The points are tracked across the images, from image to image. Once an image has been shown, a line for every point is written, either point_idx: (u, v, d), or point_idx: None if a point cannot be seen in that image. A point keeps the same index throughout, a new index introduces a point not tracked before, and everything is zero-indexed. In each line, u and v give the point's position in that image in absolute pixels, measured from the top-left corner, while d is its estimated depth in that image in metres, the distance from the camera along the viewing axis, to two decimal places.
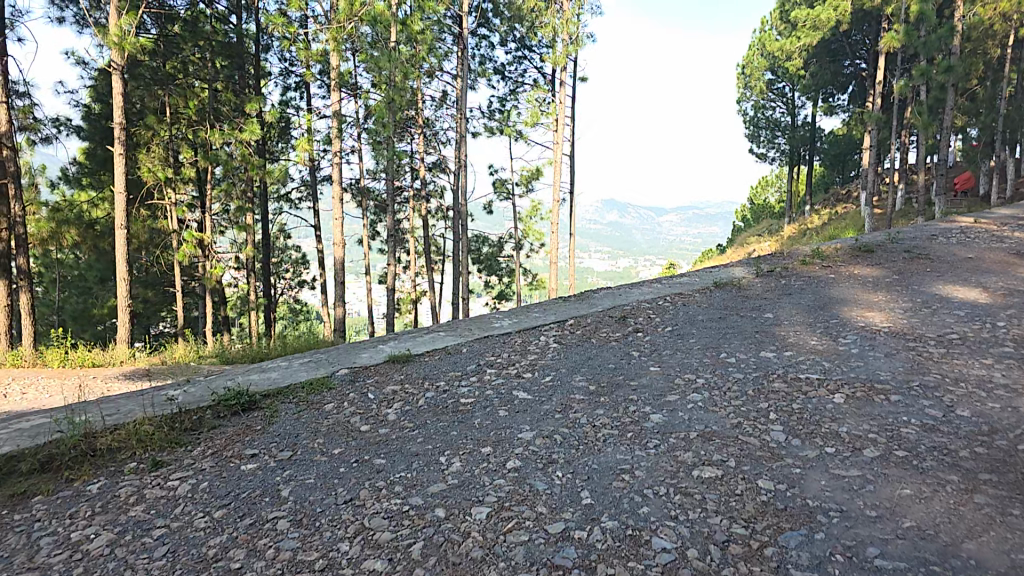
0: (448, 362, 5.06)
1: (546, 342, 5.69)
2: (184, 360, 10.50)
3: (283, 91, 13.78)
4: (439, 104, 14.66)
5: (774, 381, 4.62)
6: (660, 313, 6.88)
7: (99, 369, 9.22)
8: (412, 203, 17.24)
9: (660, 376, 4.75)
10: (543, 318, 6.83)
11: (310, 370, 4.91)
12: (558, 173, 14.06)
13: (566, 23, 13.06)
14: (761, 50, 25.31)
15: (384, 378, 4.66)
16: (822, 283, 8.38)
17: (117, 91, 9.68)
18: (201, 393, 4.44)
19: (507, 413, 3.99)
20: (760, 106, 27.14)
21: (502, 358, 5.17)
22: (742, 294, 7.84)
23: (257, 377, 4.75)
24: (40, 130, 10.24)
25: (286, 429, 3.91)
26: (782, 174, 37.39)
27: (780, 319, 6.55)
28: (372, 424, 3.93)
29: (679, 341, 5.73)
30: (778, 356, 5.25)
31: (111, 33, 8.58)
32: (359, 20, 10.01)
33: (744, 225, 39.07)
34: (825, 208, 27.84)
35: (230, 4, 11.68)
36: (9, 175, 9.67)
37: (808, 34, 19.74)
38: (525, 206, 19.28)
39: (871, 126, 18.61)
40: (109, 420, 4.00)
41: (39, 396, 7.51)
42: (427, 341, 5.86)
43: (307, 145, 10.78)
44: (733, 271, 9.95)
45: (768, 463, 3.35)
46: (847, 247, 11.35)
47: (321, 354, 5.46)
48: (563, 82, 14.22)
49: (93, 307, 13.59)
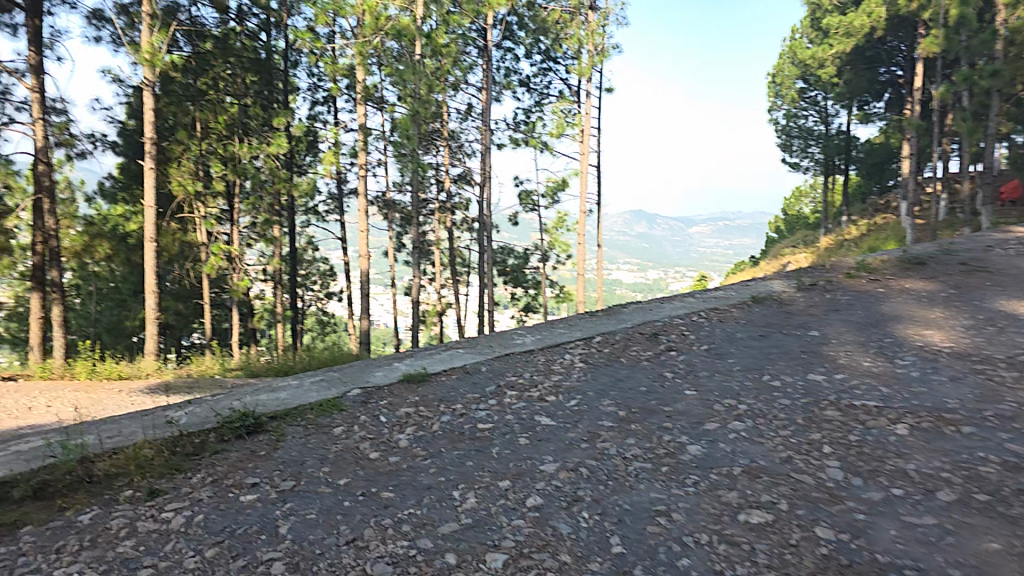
0: (467, 383, 4.73)
1: (572, 361, 5.32)
2: (209, 372, 10.36)
3: (310, 106, 13.76)
4: (465, 116, 14.52)
5: (827, 410, 4.26)
6: (695, 330, 6.45)
7: (126, 382, 9.08)
8: (438, 215, 17.09)
9: (698, 401, 4.35)
10: (569, 335, 6.46)
11: (321, 391, 4.58)
12: (585, 185, 13.73)
13: (592, 34, 12.81)
14: (793, 57, 24.68)
15: (398, 401, 4.32)
16: (870, 298, 7.86)
17: (148, 107, 9.60)
18: (206, 414, 4.00)
19: (529, 442, 3.63)
20: (793, 115, 26.42)
21: (523, 380, 4.81)
22: (784, 310, 7.36)
23: (265, 399, 4.38)
24: (76, 146, 10.17)
25: (291, 455, 3.45)
26: (817, 184, 36.44)
27: (829, 337, 6.11)
28: (383, 451, 3.54)
29: (718, 362, 5.30)
30: (828, 381, 4.82)
31: (143, 51, 8.54)
32: (385, 34, 9.95)
33: (778, 236, 38.12)
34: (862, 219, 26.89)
35: (259, 22, 11.70)
36: (45, 190, 9.38)
37: (842, 40, 19.00)
38: (550, 217, 18.98)
39: (911, 134, 17.86)
40: (107, 442, 3.49)
41: (61, 407, 7.35)
42: (444, 359, 5.54)
43: (334, 159, 10.65)
44: (772, 284, 9.47)
45: (828, 506, 2.96)
46: (895, 259, 10.75)
47: (333, 374, 5.14)
48: (589, 93, 13.92)
49: (126, 319, 13.60)
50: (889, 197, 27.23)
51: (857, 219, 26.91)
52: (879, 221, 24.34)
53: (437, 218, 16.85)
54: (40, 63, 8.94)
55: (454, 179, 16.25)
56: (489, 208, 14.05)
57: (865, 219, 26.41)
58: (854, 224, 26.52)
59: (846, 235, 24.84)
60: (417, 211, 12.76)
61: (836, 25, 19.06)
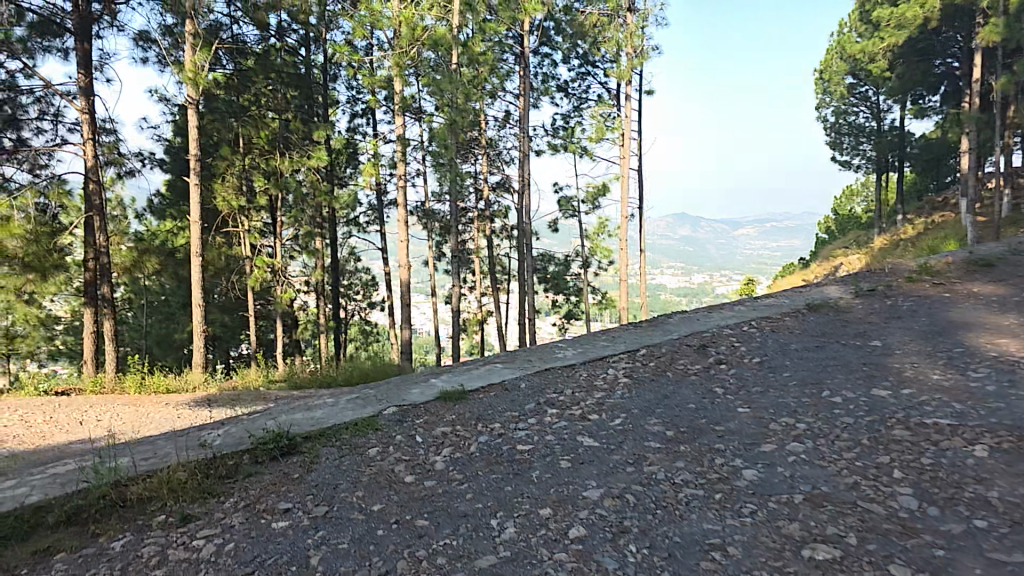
0: (506, 401, 4.56)
1: (614, 377, 5.10)
2: (254, 384, 10.46)
3: (350, 118, 13.89)
4: (502, 124, 14.44)
5: (894, 429, 3.94)
6: (746, 341, 6.14)
7: (173, 396, 9.22)
8: (477, 224, 17.04)
9: (751, 419, 4.09)
10: (612, 348, 6.23)
11: (357, 409, 4.48)
12: (626, 190, 13.45)
13: (630, 37, 12.55)
14: (840, 52, 23.84)
15: (435, 420, 4.19)
16: (935, 304, 7.39)
17: (191, 124, 9.79)
18: (240, 435, 3.94)
19: (570, 465, 3.43)
20: (842, 112, 25.50)
21: (565, 397, 4.61)
22: (841, 318, 6.97)
23: (300, 419, 4.31)
24: (125, 164, 10.45)
25: (324, 478, 3.33)
26: (870, 183, 35.12)
27: (891, 347, 5.73)
28: (418, 475, 3.37)
29: (771, 376, 5.00)
30: (894, 397, 4.48)
31: (186, 69, 8.72)
32: (422, 44, 9.95)
33: (828, 237, 36.85)
34: (919, 217, 25.70)
35: (299, 38, 11.88)
36: (95, 209, 9.67)
37: (893, 32, 18.03)
38: (592, 223, 18.71)
39: (970, 128, 16.96)
40: (141, 465, 3.44)
41: (108, 420, 7.46)
42: (482, 375, 5.39)
43: (373, 170, 10.67)
44: (828, 290, 9.04)
45: (903, 540, 2.67)
46: (959, 261, 10.15)
47: (369, 392, 5.06)
48: (628, 96, 13.65)
49: (175, 332, 13.89)
50: (947, 195, 25.96)
51: (913, 219, 25.74)
52: (937, 220, 23.18)
53: (476, 226, 16.80)
54: (89, 84, 9.23)
55: (493, 187, 16.19)
56: (528, 215, 13.92)
57: (921, 217, 25.24)
58: (910, 222, 25.37)
59: (902, 234, 23.77)
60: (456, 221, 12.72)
61: (886, 17, 18.24)
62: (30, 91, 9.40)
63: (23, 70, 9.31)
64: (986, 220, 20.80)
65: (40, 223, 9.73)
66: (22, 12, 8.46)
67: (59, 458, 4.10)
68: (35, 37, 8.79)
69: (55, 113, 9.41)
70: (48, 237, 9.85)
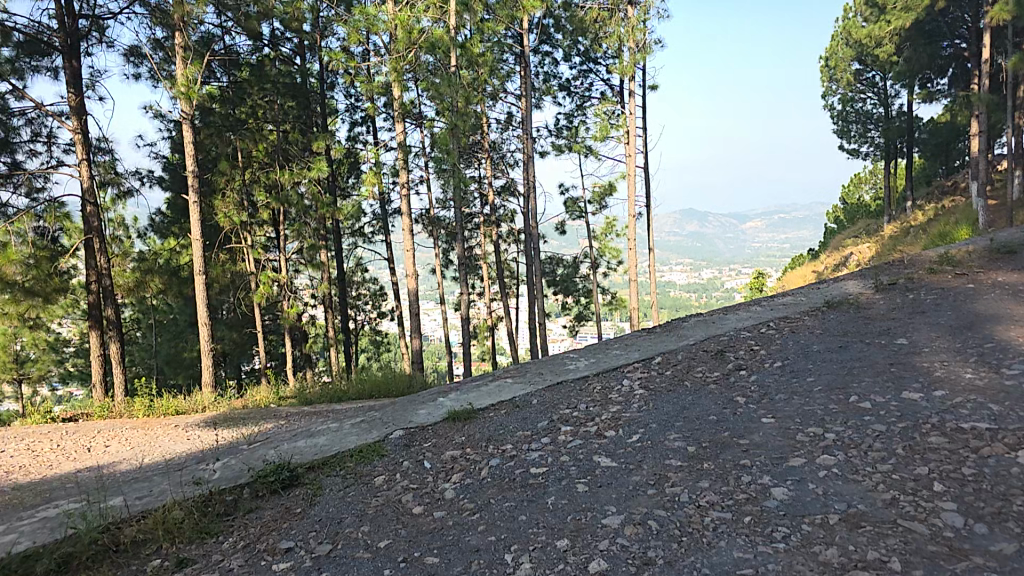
0: (517, 419, 4.37)
1: (630, 388, 4.89)
2: (264, 401, 10.30)
3: (350, 127, 13.77)
4: (505, 126, 14.27)
5: (930, 436, 3.71)
6: (765, 344, 5.91)
7: (181, 417, 9.09)
8: (483, 228, 16.84)
9: (776, 430, 3.88)
10: (626, 357, 6.03)
11: (361, 434, 4.32)
12: (632, 188, 13.23)
13: (632, 31, 12.33)
14: (846, 38, 23.45)
15: (444, 443, 4.00)
16: (958, 296, 7.13)
17: (188, 141, 9.67)
18: (239, 468, 3.79)
19: (588, 489, 3.22)
20: (849, 99, 25.14)
21: (578, 412, 4.42)
22: (863, 315, 6.72)
23: (303, 447, 4.15)
24: (124, 183, 10.37)
25: (328, 512, 3.14)
26: (877, 170, 34.70)
27: (918, 345, 5.50)
28: (427, 505, 3.17)
29: (794, 382, 4.78)
30: (927, 400, 4.25)
31: (179, 83, 8.59)
32: (419, 47, 9.78)
33: (837, 226, 36.41)
34: (929, 203, 25.24)
35: (296, 47, 11.76)
36: (93, 230, 9.73)
37: (899, 15, 18.45)
38: (599, 223, 18.52)
39: (978, 110, 16.53)
40: (135, 505, 3.29)
41: (112, 446, 7.31)
42: (491, 392, 5.21)
43: (375, 178, 10.53)
44: (846, 285, 8.79)
45: (953, 564, 2.45)
46: (980, 249, 9.85)
47: (375, 414, 4.90)
48: (631, 92, 13.42)
49: (183, 350, 13.77)
50: (957, 179, 25.51)
51: (924, 205, 25.28)
52: (948, 205, 22.73)
53: (483, 230, 16.63)
54: (81, 104, 9.15)
55: (498, 191, 16.02)
56: (534, 218, 13.73)
57: (932, 203, 24.78)
58: (921, 209, 24.95)
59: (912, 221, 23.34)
60: (462, 226, 12.44)
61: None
62: (21, 112, 9.35)
63: (13, 92, 9.26)
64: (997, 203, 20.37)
65: (39, 247, 9.61)
66: (9, 32, 8.40)
67: (52, 499, 3.96)
68: (22, 57, 8.75)
69: (49, 135, 9.35)
70: (50, 261, 9.70)
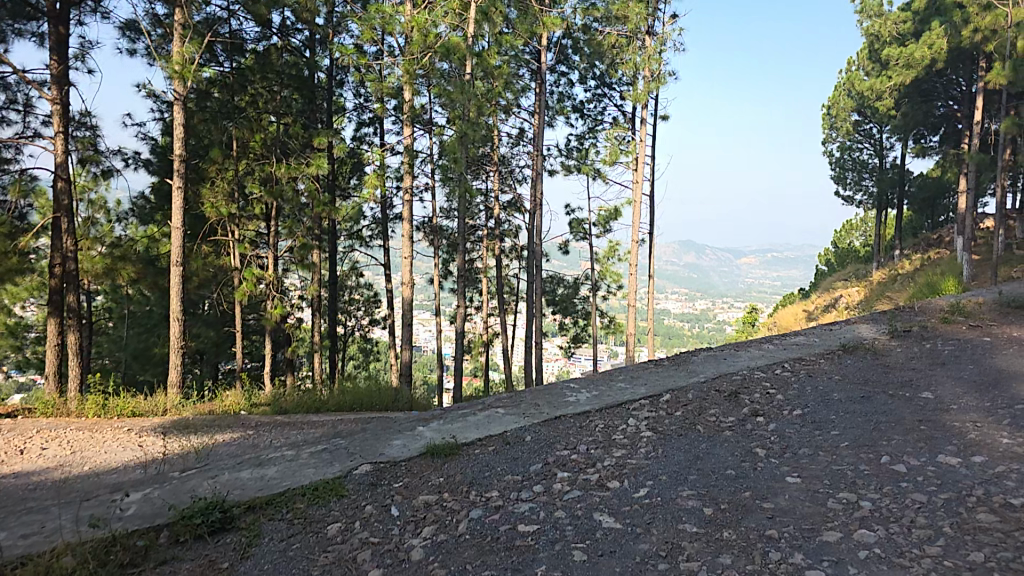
0: (506, 459, 3.84)
1: (636, 430, 4.38)
2: (234, 408, 9.58)
3: (357, 128, 13.26)
4: (516, 141, 13.82)
5: (979, 512, 3.20)
6: (782, 388, 5.44)
7: (139, 421, 8.42)
8: (485, 242, 16.36)
9: (803, 493, 3.39)
10: (632, 391, 5.51)
11: (319, 467, 3.78)
12: (637, 214, 12.81)
13: (648, 60, 12.02)
14: (847, 88, 23.41)
15: (416, 485, 3.46)
16: (977, 349, 6.70)
17: (178, 122, 9.01)
18: (161, 504, 3.26)
19: (585, 558, 2.67)
20: (847, 147, 25.07)
21: (579, 455, 3.89)
22: (880, 363, 6.26)
23: (247, 479, 3.60)
24: (101, 163, 9.64)
25: (262, 570, 2.58)
26: (869, 218, 34.79)
27: (946, 400, 5.03)
28: (388, 568, 2.61)
29: (819, 435, 4.29)
30: (967, 468, 3.74)
31: (174, 62, 8.04)
32: (436, 53, 9.34)
33: (827, 268, 36.31)
34: (916, 253, 25.11)
35: (305, 40, 11.23)
36: (62, 209, 9.06)
37: (900, 72, 17.50)
38: (602, 246, 18.10)
39: (971, 167, 16.16)
40: (20, 550, 2.75)
41: (52, 449, 6.65)
42: (479, 423, 4.66)
43: (377, 181, 9.96)
44: (859, 329, 8.37)
45: None
46: (991, 301, 9.48)
47: (340, 442, 4.35)
48: (643, 119, 13.09)
49: (155, 345, 13.04)
50: (943, 232, 25.43)
51: (910, 254, 25.13)
52: (933, 256, 22.52)
53: (484, 245, 16.16)
54: (64, 73, 8.56)
55: (504, 206, 15.57)
56: (538, 235, 13.24)
57: (918, 253, 24.62)
58: (909, 257, 24.77)
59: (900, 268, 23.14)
60: (464, 238, 11.76)
61: (894, 56, 17.60)
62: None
63: None
64: (980, 258, 20.14)
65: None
66: None
67: None
68: (6, 19, 8.14)
69: (27, 104, 8.80)
70: (8, 238, 9.00)
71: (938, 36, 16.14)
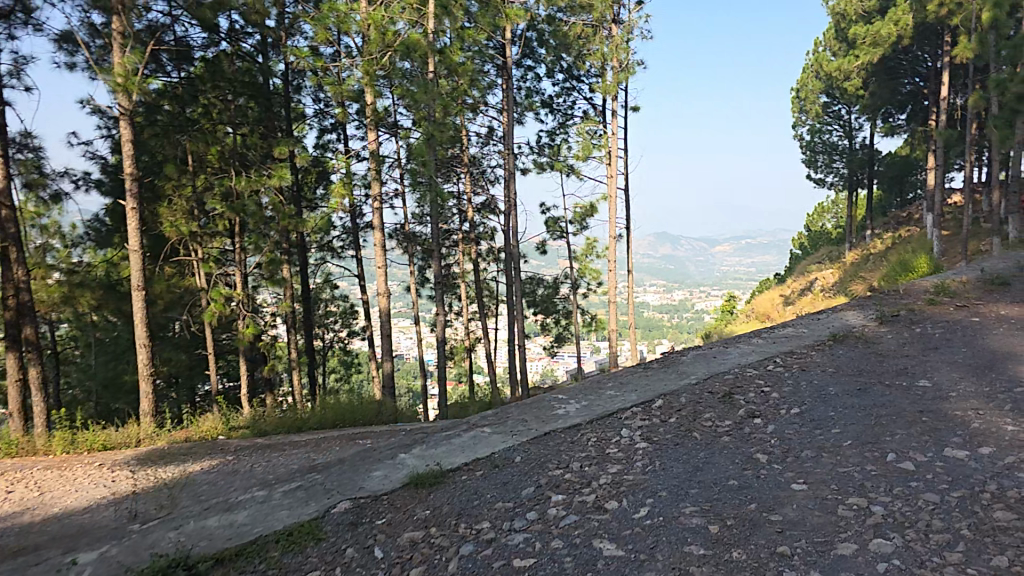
0: (495, 485, 3.62)
1: (631, 442, 4.18)
2: (210, 434, 9.21)
3: (320, 135, 12.90)
4: (485, 141, 13.57)
5: (997, 508, 3.01)
6: (776, 385, 5.28)
7: (110, 454, 8.06)
8: (461, 246, 16.10)
9: (811, 501, 3.21)
10: (622, 399, 5.31)
11: (293, 508, 3.55)
12: (614, 210, 12.66)
13: (616, 50, 11.97)
14: (813, 70, 23.55)
15: (401, 521, 3.23)
16: (967, 331, 6.60)
17: (126, 139, 8.61)
18: (118, 566, 3.01)
19: None
20: (816, 130, 25.23)
21: (574, 475, 3.68)
22: (873, 352, 6.13)
23: (215, 530, 3.36)
24: (48, 185, 9.23)
25: None
26: (840, 200, 35.11)
27: (944, 387, 4.90)
28: None
29: (820, 435, 4.12)
30: (976, 461, 3.57)
31: (116, 74, 7.72)
32: (394, 50, 9.05)
33: (802, 252, 36.58)
34: (886, 232, 25.34)
35: (257, 44, 10.83)
36: (9, 238, 8.62)
37: (867, 51, 17.61)
38: (580, 244, 17.98)
39: (937, 143, 16.24)
40: None
41: (15, 493, 6.31)
42: (464, 446, 4.44)
43: (344, 190, 9.67)
44: (847, 317, 8.28)
45: None
46: (975, 279, 9.45)
47: (317, 477, 4.11)
48: (614, 112, 12.95)
49: (125, 372, 12.57)
50: (912, 209, 25.77)
51: (881, 233, 25.36)
52: (903, 234, 22.78)
53: (461, 249, 15.90)
54: None
55: (478, 208, 15.32)
56: (515, 236, 13.02)
57: (889, 231, 24.86)
58: (880, 236, 25.02)
59: (873, 248, 23.35)
60: (440, 243, 11.45)
61: (861, 34, 17.68)
62: None
63: None
64: (950, 233, 20.34)
65: None
66: None
67: None
68: None
69: None
70: None
71: (904, 12, 16.23)
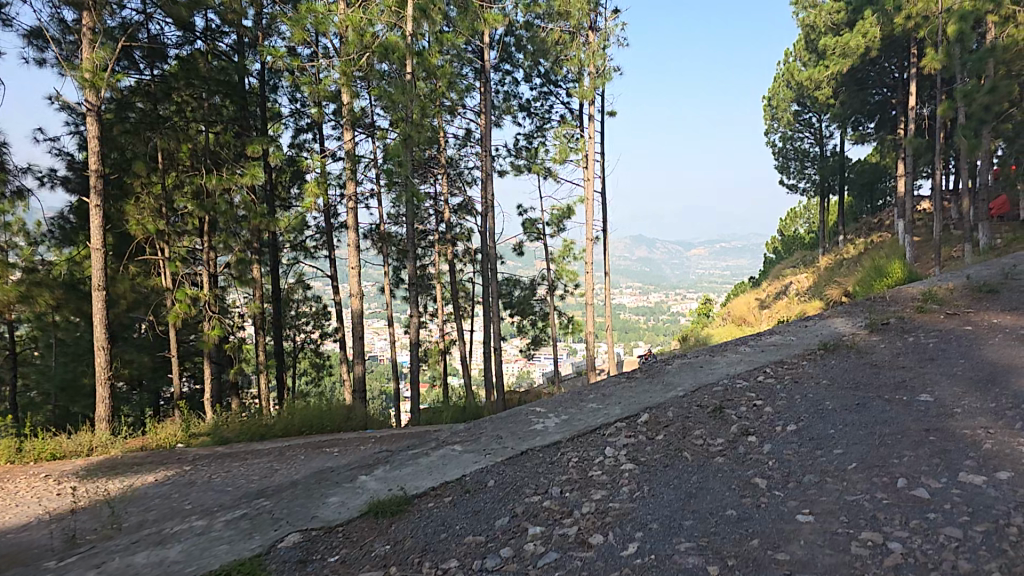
0: (466, 514, 3.21)
1: (617, 464, 3.80)
2: (169, 441, 8.61)
3: (294, 134, 12.41)
4: (462, 142, 13.17)
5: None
6: (769, 398, 4.96)
7: (58, 465, 7.48)
8: (437, 247, 15.56)
9: (819, 537, 2.84)
10: (605, 413, 4.94)
11: (237, 541, 3.10)
12: (591, 212, 12.35)
13: (593, 56, 11.69)
14: (785, 79, 23.50)
15: (357, 558, 2.80)
16: (962, 341, 6.33)
17: (92, 135, 7.99)
18: None
19: None
20: (788, 136, 25.25)
21: (555, 504, 3.28)
22: (868, 363, 5.83)
23: (143, 568, 2.91)
24: (10, 182, 8.61)
25: None
26: (813, 206, 35.29)
27: (948, 403, 4.60)
28: None
29: (821, 456, 3.78)
30: (995, 488, 3.23)
31: (83, 69, 7.17)
32: (372, 52, 8.66)
33: (775, 256, 36.72)
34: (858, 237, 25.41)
35: (233, 44, 10.31)
36: None
37: (837, 61, 17.41)
38: (556, 247, 17.70)
39: (909, 152, 16.17)
40: None
41: None
42: (433, 467, 4.02)
43: (318, 189, 9.19)
44: (834, 325, 8.00)
45: None
46: (960, 287, 9.25)
47: (267, 503, 3.67)
48: (591, 116, 12.66)
49: (83, 376, 11.92)
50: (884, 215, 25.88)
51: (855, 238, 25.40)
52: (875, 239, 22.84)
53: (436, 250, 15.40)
54: None
55: (454, 209, 14.86)
56: (491, 238, 12.63)
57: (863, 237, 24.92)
58: (852, 241, 25.10)
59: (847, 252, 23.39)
60: (415, 243, 10.90)
61: (830, 45, 17.49)
62: None
63: None
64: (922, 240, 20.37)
65: None
66: None
67: None
68: None
69: None
70: None
71: (870, 24, 16.07)
